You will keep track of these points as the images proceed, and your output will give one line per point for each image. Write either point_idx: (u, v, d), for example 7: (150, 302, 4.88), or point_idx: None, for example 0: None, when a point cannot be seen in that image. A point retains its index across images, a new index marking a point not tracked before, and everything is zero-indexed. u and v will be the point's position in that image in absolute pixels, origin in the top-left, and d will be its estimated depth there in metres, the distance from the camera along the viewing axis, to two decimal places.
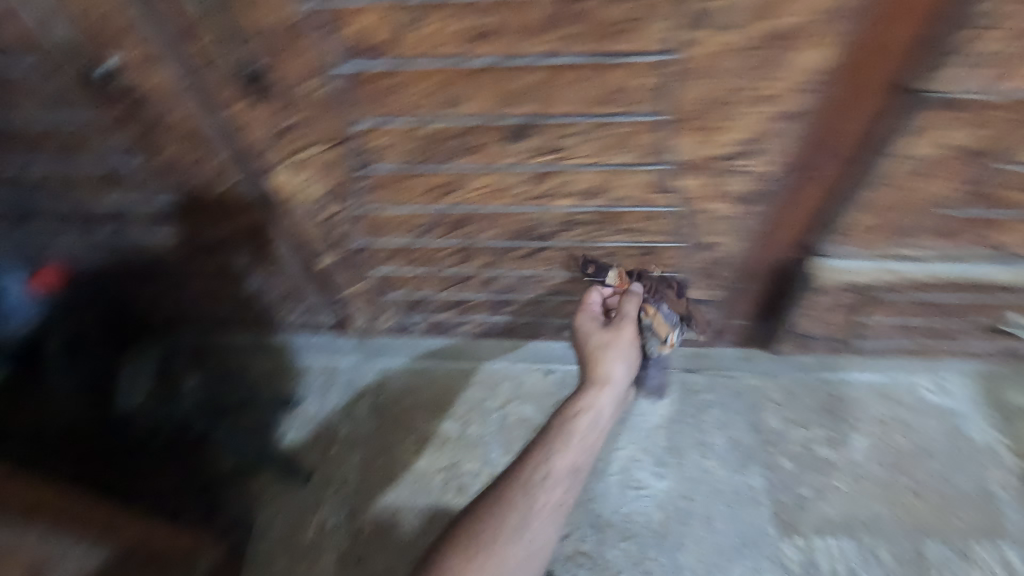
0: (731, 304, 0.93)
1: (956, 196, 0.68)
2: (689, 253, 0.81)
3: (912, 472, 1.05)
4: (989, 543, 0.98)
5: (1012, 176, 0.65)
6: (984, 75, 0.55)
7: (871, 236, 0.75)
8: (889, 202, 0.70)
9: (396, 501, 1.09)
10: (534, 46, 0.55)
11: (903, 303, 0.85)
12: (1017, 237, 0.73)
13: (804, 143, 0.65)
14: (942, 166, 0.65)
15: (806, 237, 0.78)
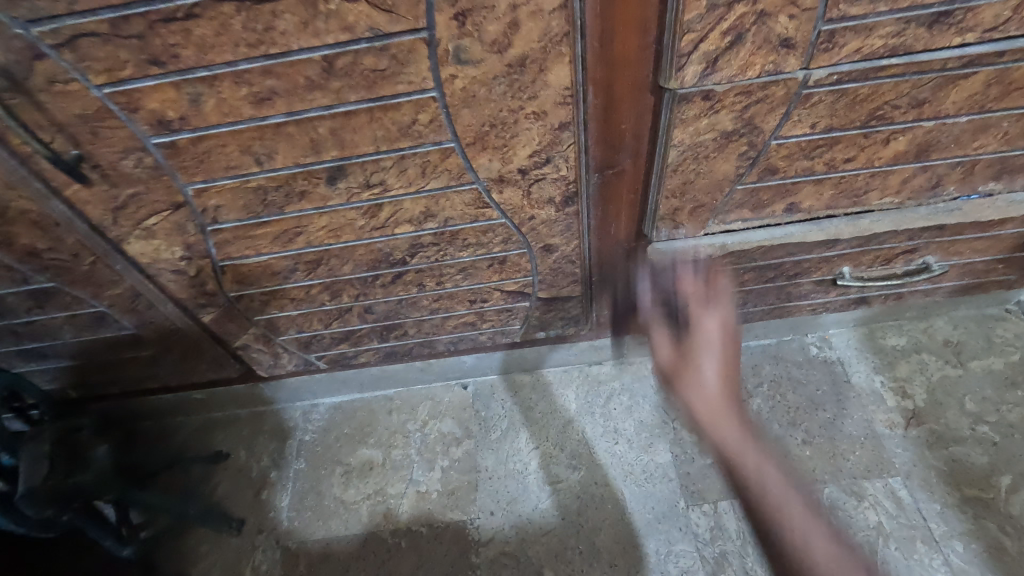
0: (602, 296, 1.01)
1: (743, 173, 0.76)
2: (537, 257, 0.87)
3: (805, 425, 1.12)
4: (879, 480, 1.04)
5: (781, 148, 0.73)
6: (709, 69, 0.62)
7: (687, 218, 0.82)
8: (688, 186, 0.77)
9: (333, 528, 1.13)
10: (316, 100, 0.62)
11: (742, 274, 0.91)
12: (815, 200, 0.81)
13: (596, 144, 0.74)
14: (717, 150, 0.72)
15: (634, 224, 0.87)
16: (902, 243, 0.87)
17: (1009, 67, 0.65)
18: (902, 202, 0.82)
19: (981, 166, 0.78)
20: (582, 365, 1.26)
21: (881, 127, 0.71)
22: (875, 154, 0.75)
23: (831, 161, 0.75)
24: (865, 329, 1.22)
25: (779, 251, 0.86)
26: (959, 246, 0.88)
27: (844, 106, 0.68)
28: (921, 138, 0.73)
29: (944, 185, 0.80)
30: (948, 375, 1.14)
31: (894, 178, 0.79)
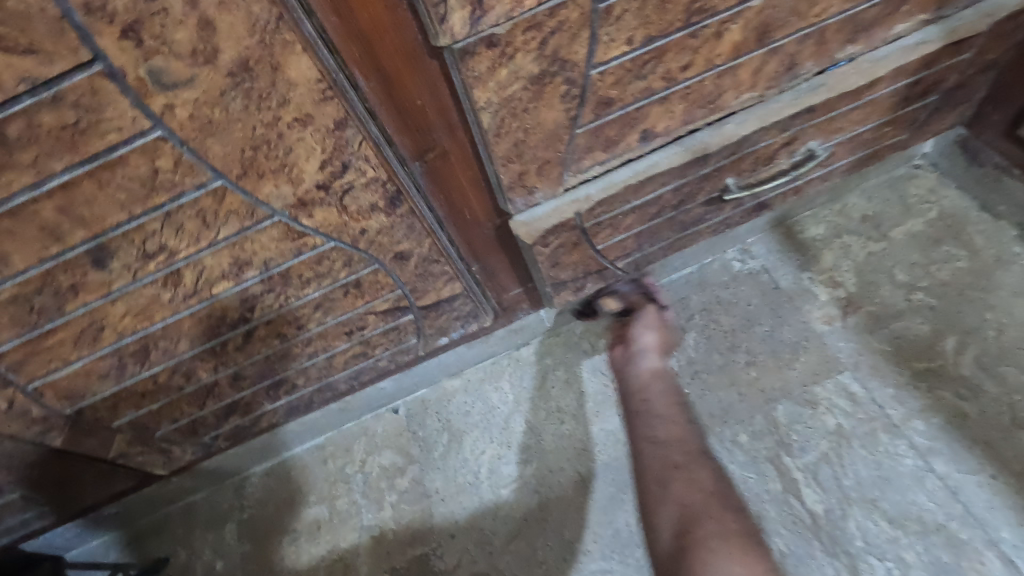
0: (490, 279, 0.93)
1: (576, 114, 0.66)
2: (394, 269, 0.77)
3: (744, 346, 1.06)
4: (829, 382, 0.99)
5: (606, 76, 0.63)
6: (479, 10, 0.51)
7: (539, 179, 0.72)
8: (522, 147, 0.67)
9: None
10: (14, 183, 0.49)
11: (623, 220, 0.82)
12: (668, 120, 0.72)
13: (399, 131, 0.63)
14: (535, 98, 0.62)
15: (486, 201, 0.77)
16: (777, 137, 0.78)
17: None
18: (761, 95, 0.73)
19: (830, 32, 0.69)
20: (510, 351, 1.17)
21: (706, 20, 0.62)
22: (712, 52, 0.66)
23: (668, 73, 0.66)
24: (783, 228, 1.15)
25: (651, 185, 0.78)
26: (838, 124, 0.80)
27: (655, 10, 0.58)
28: (755, 20, 0.64)
29: (800, 63, 0.71)
30: (873, 251, 1.09)
31: (743, 72, 0.70)
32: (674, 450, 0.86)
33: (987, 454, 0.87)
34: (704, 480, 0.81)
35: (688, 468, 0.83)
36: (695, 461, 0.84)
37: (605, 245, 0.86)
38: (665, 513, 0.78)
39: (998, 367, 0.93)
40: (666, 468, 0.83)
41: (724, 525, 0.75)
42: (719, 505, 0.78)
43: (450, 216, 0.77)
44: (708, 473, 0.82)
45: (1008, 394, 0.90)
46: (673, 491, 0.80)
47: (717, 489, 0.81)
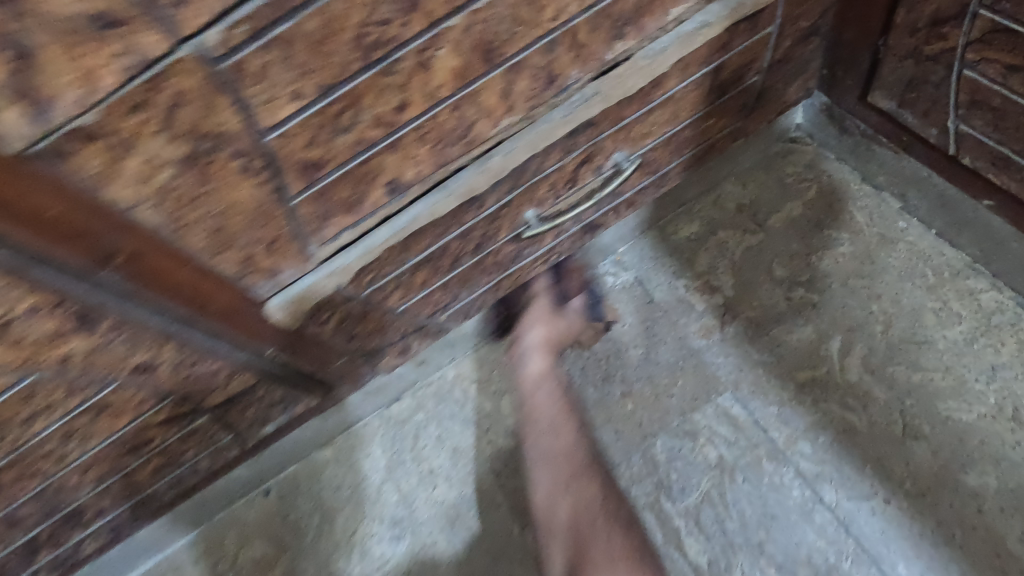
0: (307, 355, 0.77)
1: (278, 185, 0.54)
2: (144, 381, 0.66)
3: (620, 375, 0.94)
4: (709, 407, 0.88)
5: (292, 138, 0.51)
6: (35, 105, 0.39)
7: (275, 260, 0.61)
8: (226, 232, 0.55)
9: None
10: None
11: (413, 279, 0.70)
12: (414, 167, 0.60)
13: (48, 249, 0.48)
14: (203, 181, 0.50)
15: (236, 292, 0.63)
16: (566, 158, 0.67)
17: None
18: (525, 118, 0.61)
19: (582, 34, 0.57)
20: (379, 411, 1.06)
21: (396, 52, 0.50)
22: (428, 85, 0.54)
23: (380, 118, 0.54)
24: (658, 229, 1.01)
25: (426, 238, 0.66)
26: (641, 130, 0.68)
27: (309, 55, 0.46)
28: (469, 40, 0.52)
29: (560, 74, 0.59)
30: (751, 245, 0.96)
31: (486, 97, 0.58)
32: (574, 522, 0.83)
33: (879, 474, 0.77)
34: (613, 566, 0.79)
35: (596, 547, 0.80)
36: (598, 534, 0.81)
37: (407, 306, 0.74)
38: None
39: (886, 368, 0.81)
40: (590, 551, 0.80)
41: (610, 544, 0.80)
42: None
43: (195, 314, 0.64)
44: (620, 531, 0.81)
45: (899, 399, 0.79)
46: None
47: (647, 567, 0.78)
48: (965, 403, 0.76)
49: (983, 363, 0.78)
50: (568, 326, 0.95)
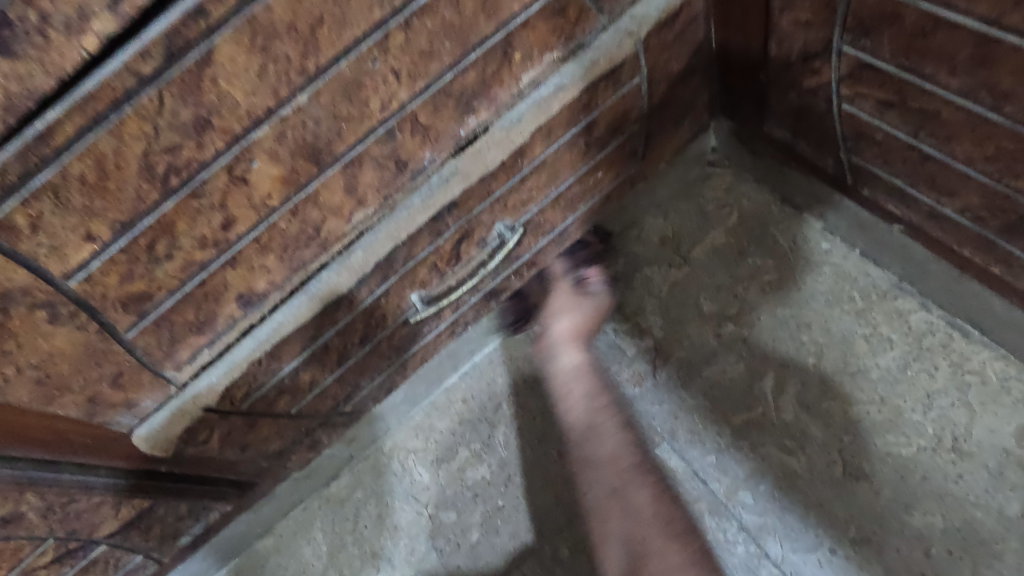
0: (205, 466, 0.72)
1: (101, 324, 0.49)
2: (12, 531, 0.60)
3: (556, 434, 0.92)
4: None
5: (100, 278, 0.46)
6: None
7: (128, 392, 0.56)
8: (54, 379, 0.50)
9: None
10: None
11: (297, 382, 0.65)
12: (264, 276, 0.55)
13: None
14: (4, 339, 0.45)
15: (101, 426, 0.57)
16: (440, 239, 0.62)
17: (249, 16, 0.39)
18: (381, 208, 0.56)
19: (424, 116, 0.53)
20: (317, 491, 0.99)
21: (201, 173, 0.45)
22: (252, 198, 0.49)
23: (206, 239, 0.49)
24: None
25: (299, 342, 0.61)
26: (518, 198, 0.64)
27: (89, 196, 0.41)
28: (287, 147, 0.47)
29: (410, 159, 0.55)
30: (677, 281, 0.90)
31: (329, 196, 0.53)
32: (608, 474, 0.73)
33: (824, 519, 0.73)
34: (654, 511, 0.69)
35: (630, 490, 0.71)
36: (631, 482, 0.72)
37: (301, 407, 0.69)
38: (671, 568, 0.65)
39: (821, 404, 0.77)
40: (630, 492, 0.71)
41: (666, 559, 0.65)
42: (694, 560, 0.65)
43: (61, 454, 0.58)
44: (677, 548, 0.66)
45: (836, 436, 0.75)
46: (662, 556, 0.66)
47: (680, 523, 0.69)
48: (903, 437, 0.72)
49: (918, 391, 0.73)
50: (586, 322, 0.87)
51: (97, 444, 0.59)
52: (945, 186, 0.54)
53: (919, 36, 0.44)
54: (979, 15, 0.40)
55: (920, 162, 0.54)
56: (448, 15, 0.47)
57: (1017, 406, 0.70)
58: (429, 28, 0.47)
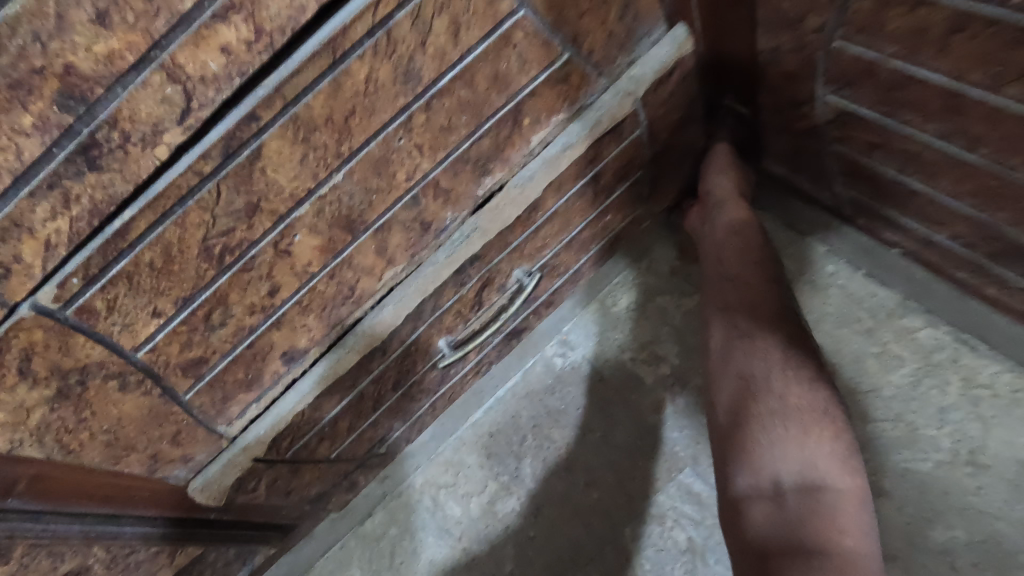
0: (250, 512, 0.76)
1: (163, 389, 0.54)
2: None
3: (581, 464, 0.94)
4: (671, 486, 0.89)
5: (164, 348, 0.51)
6: None
7: (184, 448, 0.60)
8: (122, 440, 0.55)
9: None
10: None
11: (336, 428, 0.70)
12: (306, 334, 0.60)
13: None
14: (80, 408, 0.50)
15: (158, 480, 0.62)
16: (464, 289, 0.67)
17: (293, 115, 0.45)
18: (408, 265, 0.61)
19: (445, 182, 0.58)
20: (352, 530, 1.02)
21: (250, 250, 0.50)
22: (294, 267, 0.54)
23: (255, 305, 0.54)
24: (598, 302, 0.99)
25: (337, 392, 0.66)
26: (533, 247, 0.69)
27: (156, 278, 0.47)
28: (325, 220, 0.53)
29: (433, 219, 0.60)
30: (689, 309, 0.95)
31: (362, 259, 0.58)
32: (737, 319, 0.71)
33: None
34: (782, 364, 0.66)
35: (760, 331, 0.69)
36: (757, 332, 0.69)
37: (339, 452, 0.73)
38: (765, 465, 0.62)
39: None
40: (765, 325, 0.69)
41: (790, 396, 0.64)
42: (811, 425, 0.63)
43: (122, 509, 0.62)
44: (804, 390, 0.64)
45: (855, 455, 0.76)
46: (784, 394, 0.64)
47: (810, 371, 0.66)
48: (921, 453, 0.74)
49: (932, 407, 0.75)
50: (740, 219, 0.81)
51: (154, 495, 0.64)
52: (935, 217, 0.57)
53: (894, 88, 0.48)
54: (945, 73, 0.44)
55: (910, 195, 0.58)
56: (465, 94, 0.53)
57: None
58: (447, 106, 0.52)
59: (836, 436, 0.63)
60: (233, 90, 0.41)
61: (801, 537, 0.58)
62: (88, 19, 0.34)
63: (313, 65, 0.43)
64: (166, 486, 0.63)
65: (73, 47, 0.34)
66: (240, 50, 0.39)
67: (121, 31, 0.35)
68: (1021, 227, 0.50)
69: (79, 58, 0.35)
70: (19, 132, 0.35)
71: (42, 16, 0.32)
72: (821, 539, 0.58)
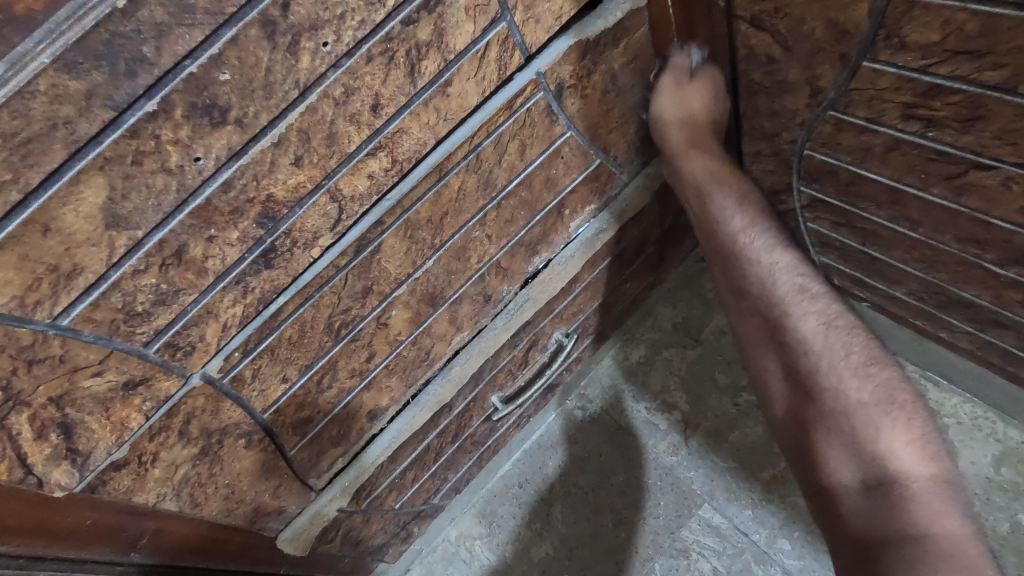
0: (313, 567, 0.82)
1: (275, 445, 0.63)
2: None
3: (608, 505, 1.03)
4: (693, 521, 0.98)
5: (284, 409, 0.61)
6: (78, 460, 0.49)
7: (281, 501, 0.68)
8: (235, 494, 0.63)
9: None
10: None
11: (403, 479, 0.79)
12: (388, 393, 0.70)
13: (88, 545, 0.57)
14: (213, 465, 0.59)
15: (251, 532, 0.70)
16: (515, 350, 0.79)
17: (406, 219, 0.57)
18: (471, 331, 0.73)
19: (505, 261, 0.71)
20: None
21: (360, 324, 0.61)
22: (388, 337, 0.65)
23: (355, 370, 0.65)
24: (610, 359, 1.11)
25: (409, 445, 0.75)
26: (569, 312, 0.82)
27: (290, 350, 0.57)
28: (415, 297, 0.64)
29: (494, 292, 0.72)
30: (692, 360, 1.07)
31: (438, 327, 0.69)
32: (765, 299, 0.67)
33: None
34: (827, 352, 0.62)
35: (794, 314, 0.65)
36: (795, 312, 0.65)
37: (403, 501, 0.82)
38: (839, 461, 0.59)
39: None
40: (799, 307, 0.65)
41: (851, 386, 0.60)
42: (878, 418, 0.59)
43: (213, 563, 0.70)
44: (864, 378, 0.60)
45: None
46: (836, 384, 0.61)
47: (860, 354, 0.62)
48: None
49: None
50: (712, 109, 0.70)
51: (246, 550, 0.71)
52: (892, 277, 0.72)
53: (852, 184, 0.64)
54: (888, 175, 0.59)
55: (871, 261, 0.73)
56: (525, 195, 0.67)
57: (988, 438, 0.85)
58: (512, 204, 0.66)
59: (914, 420, 0.58)
60: (368, 203, 0.54)
61: (901, 533, 0.53)
62: (289, 162, 0.46)
63: (424, 181, 0.56)
64: (258, 541, 0.71)
65: (275, 181, 0.47)
66: (380, 174, 0.53)
67: (306, 167, 0.48)
68: (956, 284, 0.65)
69: (277, 188, 0.47)
70: (227, 243, 0.47)
71: (261, 162, 0.45)
72: (923, 529, 0.53)
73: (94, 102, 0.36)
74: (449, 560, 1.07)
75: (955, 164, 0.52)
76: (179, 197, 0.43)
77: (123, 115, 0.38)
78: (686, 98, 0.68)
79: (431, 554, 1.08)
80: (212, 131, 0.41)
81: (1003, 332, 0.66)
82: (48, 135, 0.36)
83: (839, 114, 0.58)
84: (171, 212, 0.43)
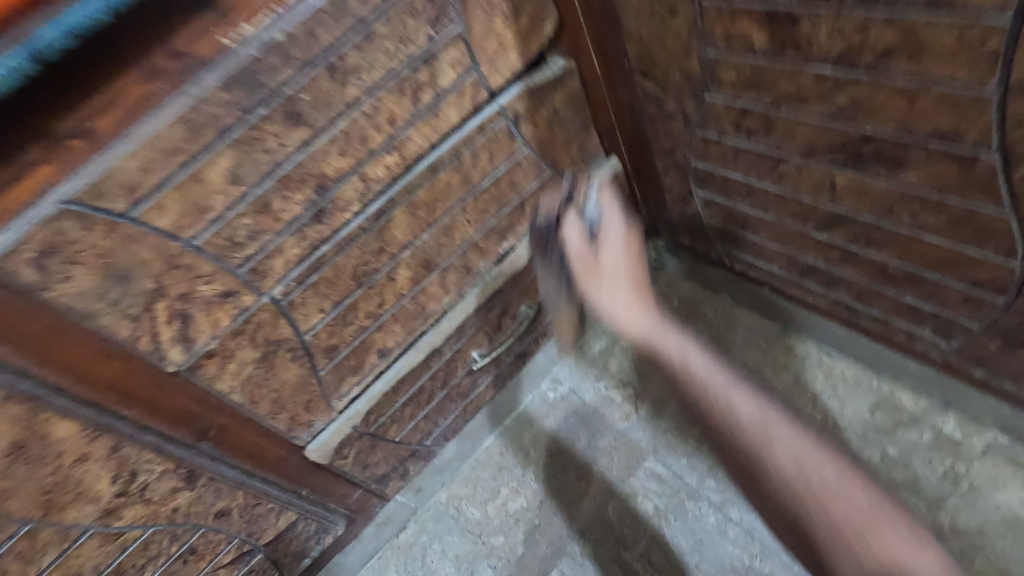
0: (330, 489, 1.04)
1: (311, 364, 0.87)
2: (220, 525, 0.91)
3: (572, 464, 1.23)
4: (640, 470, 1.18)
5: (319, 334, 0.86)
6: (187, 344, 0.74)
7: (311, 414, 0.92)
8: (280, 400, 0.87)
9: None
10: None
11: (403, 413, 1.02)
12: (393, 337, 0.95)
13: (175, 425, 0.80)
14: (268, 370, 0.83)
15: (284, 443, 0.92)
16: (490, 314, 1.03)
17: (410, 199, 0.85)
18: (457, 295, 0.99)
19: (481, 242, 0.97)
20: (391, 541, 1.25)
21: (375, 275, 0.87)
22: (395, 289, 0.91)
23: (370, 312, 0.90)
24: (577, 349, 1.35)
25: (408, 382, 0.99)
26: (533, 289, 1.08)
27: (327, 287, 0.83)
28: (415, 260, 0.91)
29: (473, 265, 0.98)
30: (642, 347, 1.31)
31: (431, 288, 0.95)
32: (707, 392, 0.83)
33: None
34: (761, 424, 0.79)
35: (731, 407, 0.81)
36: (733, 398, 0.82)
37: (401, 435, 1.04)
38: (847, 555, 0.69)
39: None
40: (732, 400, 0.82)
41: (785, 453, 0.76)
42: (817, 471, 0.74)
43: (256, 468, 0.91)
44: (790, 432, 0.78)
45: None
46: (779, 461, 0.76)
47: (785, 426, 0.79)
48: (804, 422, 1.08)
49: (808, 392, 1.10)
50: (629, 233, 0.96)
51: (281, 460, 0.93)
52: (768, 256, 0.97)
53: (724, 184, 0.91)
54: (741, 173, 0.86)
55: (753, 244, 0.98)
56: (494, 192, 0.94)
57: (868, 391, 1.07)
58: (486, 198, 0.94)
59: (834, 461, 0.76)
60: (385, 185, 0.81)
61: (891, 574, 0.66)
62: (337, 152, 0.74)
63: (423, 174, 0.84)
64: (290, 452, 0.94)
65: (327, 164, 0.74)
66: (393, 166, 0.80)
67: (347, 156, 0.75)
68: (802, 253, 0.89)
69: (328, 169, 0.75)
70: (295, 202, 0.74)
71: (320, 150, 0.73)
72: (893, 553, 0.68)
73: (234, 107, 0.65)
74: (439, 516, 1.26)
75: (771, 160, 0.79)
76: (271, 167, 0.70)
77: (247, 114, 0.66)
78: (606, 240, 0.93)
79: (424, 512, 1.27)
80: (294, 128, 0.70)
81: (840, 288, 0.89)
82: (208, 123, 0.64)
83: (703, 132, 0.85)
84: (265, 177, 0.70)
